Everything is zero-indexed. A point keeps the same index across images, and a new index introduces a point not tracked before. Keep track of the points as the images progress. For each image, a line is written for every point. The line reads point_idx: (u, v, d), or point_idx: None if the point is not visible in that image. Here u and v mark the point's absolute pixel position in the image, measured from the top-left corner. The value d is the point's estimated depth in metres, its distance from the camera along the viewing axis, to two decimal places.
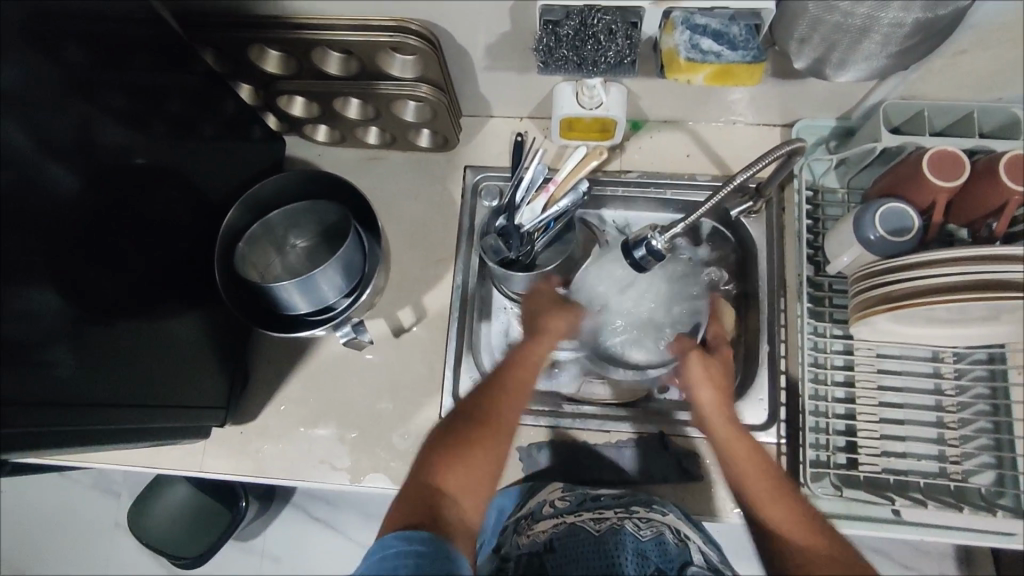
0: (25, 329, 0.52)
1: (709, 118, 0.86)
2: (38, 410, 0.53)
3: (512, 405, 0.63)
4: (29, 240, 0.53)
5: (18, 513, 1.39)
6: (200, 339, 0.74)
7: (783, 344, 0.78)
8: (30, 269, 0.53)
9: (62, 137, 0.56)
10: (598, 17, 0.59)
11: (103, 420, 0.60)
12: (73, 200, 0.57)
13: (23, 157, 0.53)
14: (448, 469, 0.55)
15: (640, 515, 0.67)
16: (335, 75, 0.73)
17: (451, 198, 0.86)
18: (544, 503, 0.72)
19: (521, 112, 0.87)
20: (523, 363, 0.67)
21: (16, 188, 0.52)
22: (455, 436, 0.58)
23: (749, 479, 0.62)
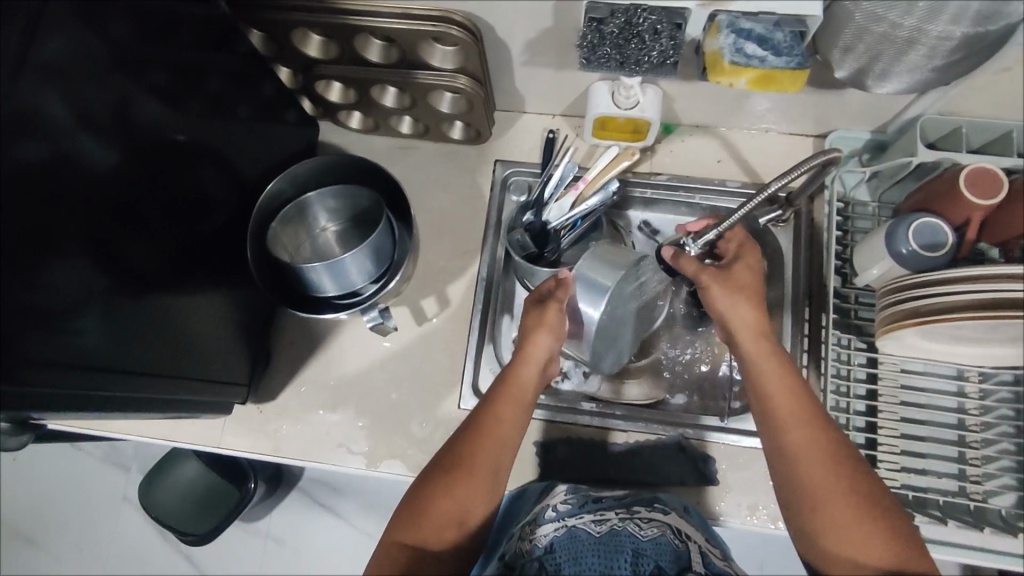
0: (54, 299, 0.52)
1: (741, 125, 0.86)
2: (65, 379, 0.54)
3: (487, 447, 0.63)
4: (61, 211, 0.53)
5: (28, 481, 1.42)
6: (224, 315, 0.75)
7: (805, 354, 0.78)
8: (65, 241, 0.53)
9: (101, 112, 0.56)
10: (643, 16, 0.59)
11: (120, 392, 0.60)
12: (106, 175, 0.57)
13: (70, 131, 0.53)
14: (422, 523, 0.60)
15: (642, 515, 0.67)
16: (376, 63, 0.74)
17: (479, 191, 0.87)
18: (546, 507, 0.70)
19: (554, 109, 0.87)
20: (509, 394, 0.66)
21: (51, 162, 0.52)
22: (426, 489, 0.61)
23: (796, 449, 0.59)
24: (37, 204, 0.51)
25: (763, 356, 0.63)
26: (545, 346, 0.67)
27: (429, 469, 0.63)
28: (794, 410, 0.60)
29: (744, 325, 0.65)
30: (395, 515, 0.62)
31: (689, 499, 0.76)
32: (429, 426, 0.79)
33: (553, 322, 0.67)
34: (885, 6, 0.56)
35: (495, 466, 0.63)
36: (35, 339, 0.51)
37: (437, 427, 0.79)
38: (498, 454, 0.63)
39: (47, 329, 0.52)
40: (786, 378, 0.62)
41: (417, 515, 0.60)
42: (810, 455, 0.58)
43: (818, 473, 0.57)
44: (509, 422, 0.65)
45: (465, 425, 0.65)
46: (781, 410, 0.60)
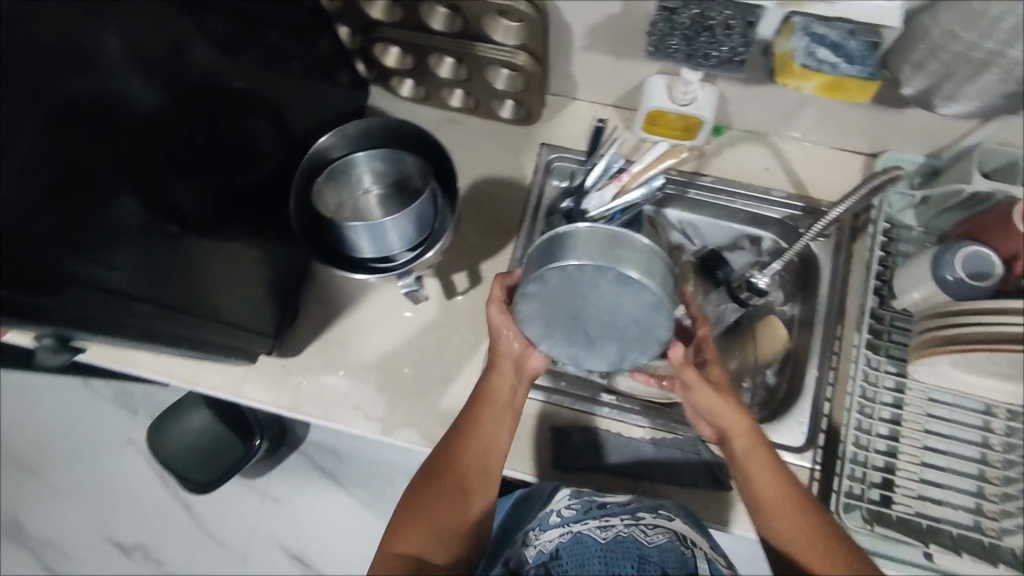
0: (100, 231, 0.53)
1: (793, 135, 0.85)
2: (107, 312, 0.55)
3: (472, 452, 0.66)
4: (109, 148, 0.53)
5: (41, 415, 1.44)
6: (257, 265, 0.75)
7: (832, 371, 0.78)
8: (112, 178, 0.54)
9: (157, 52, 0.56)
10: (718, 11, 0.59)
11: (156, 328, 0.60)
12: (155, 118, 0.57)
13: (116, 64, 0.52)
14: (418, 531, 0.63)
15: (647, 520, 0.66)
16: (437, 31, 0.73)
17: (522, 172, 0.86)
18: (550, 512, 0.70)
19: (605, 99, 0.86)
20: (490, 397, 0.68)
21: (104, 100, 0.52)
22: (419, 494, 0.65)
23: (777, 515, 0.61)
24: (83, 137, 0.51)
25: (740, 436, 0.64)
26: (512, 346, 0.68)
27: (421, 476, 0.67)
28: (774, 479, 0.62)
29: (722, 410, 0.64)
30: (393, 524, 0.65)
31: (698, 504, 0.76)
32: (448, 399, 0.79)
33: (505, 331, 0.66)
34: (965, 25, 0.55)
35: (483, 469, 0.67)
36: (67, 270, 0.51)
37: (456, 400, 0.79)
38: (483, 457, 0.67)
39: (77, 260, 0.52)
40: (760, 453, 0.63)
41: (414, 527, 0.63)
42: (794, 521, 0.60)
43: (799, 537, 0.60)
44: (494, 426, 0.67)
45: (453, 431, 0.68)
46: (759, 483, 0.63)
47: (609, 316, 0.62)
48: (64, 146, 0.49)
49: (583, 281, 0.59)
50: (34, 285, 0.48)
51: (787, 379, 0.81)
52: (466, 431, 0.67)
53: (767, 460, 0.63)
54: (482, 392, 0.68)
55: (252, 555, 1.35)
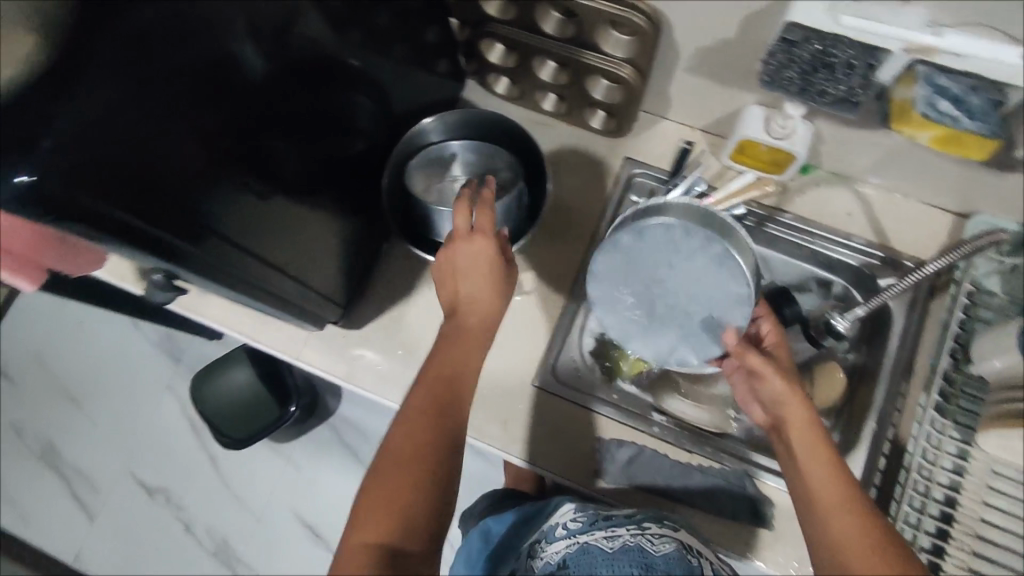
0: (217, 189, 0.55)
1: (882, 184, 0.84)
2: (220, 262, 0.58)
3: (441, 419, 0.57)
4: (222, 111, 0.54)
5: (90, 349, 1.50)
6: (341, 236, 0.77)
7: (893, 428, 0.75)
8: (224, 140, 0.55)
9: (268, 21, 0.56)
10: (842, 50, 0.58)
11: (262, 281, 0.64)
12: (264, 86, 0.58)
13: (246, 35, 0.54)
14: (386, 520, 0.51)
15: (653, 530, 0.66)
16: (549, 34, 0.75)
17: (602, 183, 0.87)
18: (557, 525, 0.74)
19: (696, 122, 0.86)
20: (450, 359, 0.61)
21: (217, 65, 0.52)
22: (382, 479, 0.54)
23: (835, 528, 0.53)
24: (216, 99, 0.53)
25: (801, 431, 0.58)
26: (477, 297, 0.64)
27: (379, 463, 0.55)
28: (837, 484, 0.54)
29: (788, 400, 0.60)
30: (352, 521, 0.53)
31: (734, 542, 0.75)
32: (502, 392, 0.81)
33: (468, 266, 0.64)
34: None
35: (455, 439, 0.57)
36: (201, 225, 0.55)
37: (509, 393, 0.81)
38: (452, 427, 0.57)
39: (209, 217, 0.55)
40: (824, 455, 0.56)
41: (382, 515, 0.52)
42: (857, 533, 0.51)
43: (865, 554, 0.50)
44: (461, 390, 0.60)
45: (411, 403, 0.58)
46: (821, 491, 0.54)
47: (678, 296, 0.73)
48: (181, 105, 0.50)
49: (679, 250, 0.72)
50: (178, 235, 0.53)
51: None
52: (431, 400, 0.58)
53: (829, 460, 0.56)
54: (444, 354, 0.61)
55: (267, 517, 1.38)
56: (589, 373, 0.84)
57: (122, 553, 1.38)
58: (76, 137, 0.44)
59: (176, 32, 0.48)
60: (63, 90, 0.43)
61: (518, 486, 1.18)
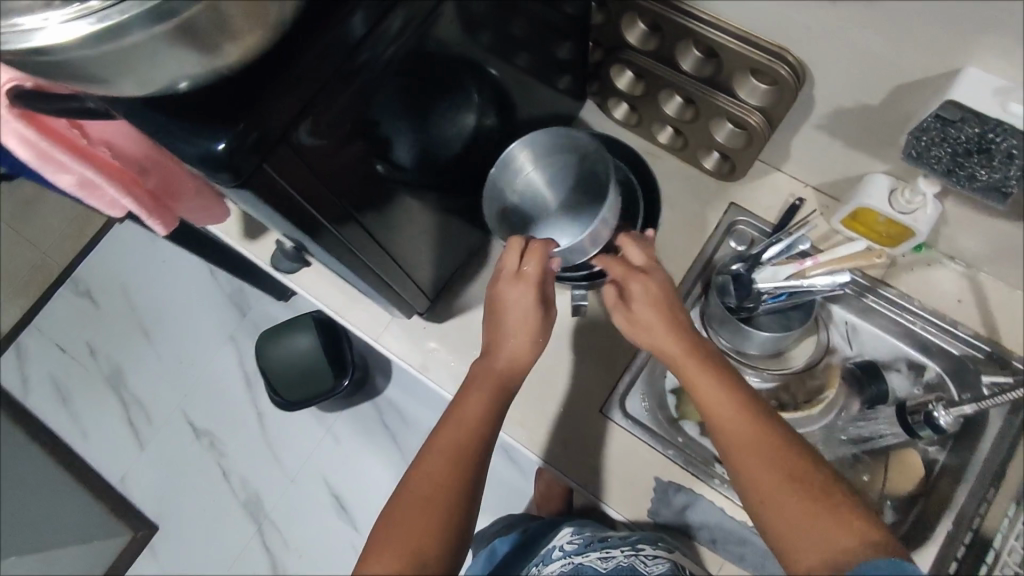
0: (367, 177, 0.57)
1: (1000, 276, 0.80)
2: (354, 244, 0.60)
3: (456, 438, 0.59)
4: (379, 108, 0.53)
5: (170, 288, 1.58)
6: (449, 235, 0.78)
7: (971, 532, 0.72)
8: (377, 134, 0.55)
9: (425, 24, 0.53)
10: (1003, 137, 0.55)
11: (375, 266, 0.66)
12: (417, 85, 0.56)
13: (405, 41, 0.52)
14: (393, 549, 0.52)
15: (647, 552, 0.74)
16: (683, 70, 0.75)
17: (703, 224, 0.86)
18: (555, 546, 0.85)
19: (811, 179, 0.84)
20: (484, 381, 0.64)
21: (380, 68, 0.51)
22: (399, 505, 0.55)
23: (742, 466, 0.54)
24: (401, 91, 0.55)
25: (689, 371, 0.59)
26: (523, 323, 0.64)
27: (399, 493, 0.57)
28: (729, 422, 0.56)
29: (659, 328, 0.61)
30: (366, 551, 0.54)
31: None
32: (567, 414, 0.80)
33: (519, 299, 0.64)
34: None
35: (472, 458, 0.58)
36: (355, 211, 0.57)
37: (573, 416, 0.80)
38: (467, 442, 0.59)
39: (360, 206, 0.58)
40: (714, 393, 0.58)
41: (393, 545, 0.53)
42: (752, 458, 0.54)
43: (760, 469, 0.53)
44: (482, 413, 0.61)
45: (442, 423, 0.61)
46: (717, 427, 0.57)
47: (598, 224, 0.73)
48: (348, 106, 0.50)
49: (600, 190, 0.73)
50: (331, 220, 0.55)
51: (915, 519, 0.77)
52: (448, 420, 0.61)
53: (707, 378, 0.58)
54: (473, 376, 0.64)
55: (300, 480, 1.42)
56: (656, 411, 0.82)
57: (162, 485, 1.45)
58: (275, 122, 0.46)
59: (384, 29, 0.50)
60: (275, 76, 0.46)
61: (548, 504, 1.17)
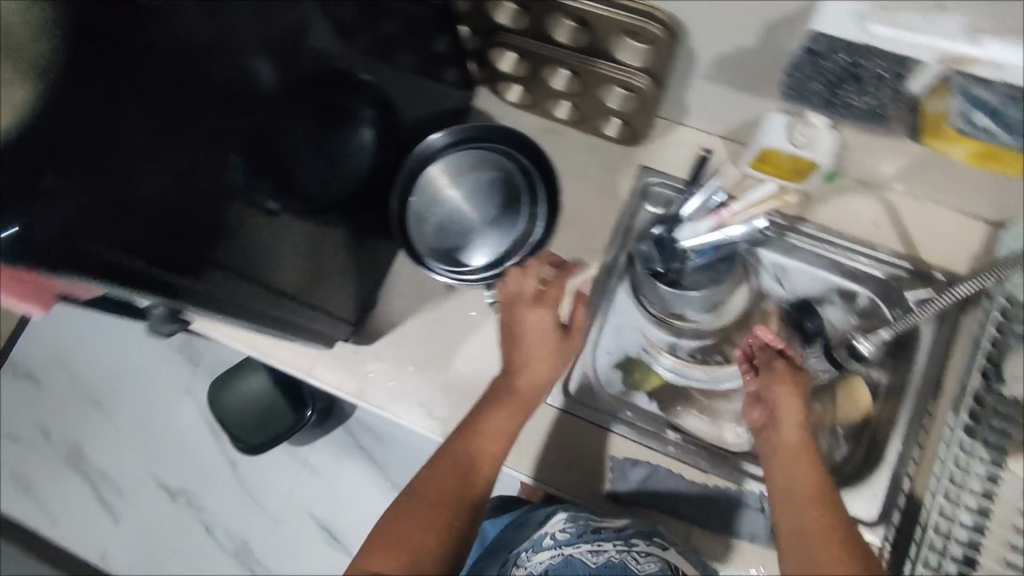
0: (220, 204, 0.56)
1: (911, 190, 0.80)
2: (219, 284, 0.58)
3: (473, 455, 0.63)
4: (228, 124, 0.55)
5: (114, 353, 1.52)
6: (348, 255, 0.76)
7: (917, 449, 0.74)
8: (231, 153, 0.56)
9: (275, 34, 0.56)
10: (870, 62, 0.56)
11: (260, 305, 0.63)
12: (268, 95, 0.58)
13: (258, 52, 0.55)
14: (393, 545, 0.58)
15: (640, 548, 0.67)
16: (561, 44, 0.72)
17: (616, 194, 0.84)
18: (544, 533, 0.72)
19: (714, 129, 0.83)
20: (504, 403, 0.66)
21: (226, 80, 0.53)
22: (410, 499, 0.61)
23: (802, 539, 0.55)
24: (211, 117, 0.53)
25: (788, 454, 0.60)
26: (545, 364, 0.66)
27: (410, 487, 0.62)
28: (801, 498, 0.57)
29: (790, 419, 0.62)
30: (368, 543, 0.59)
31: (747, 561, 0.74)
32: None
33: (543, 345, 0.66)
34: None
35: (485, 471, 0.63)
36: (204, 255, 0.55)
37: (520, 414, 0.79)
38: (481, 456, 0.63)
39: (218, 241, 0.57)
40: (794, 470, 0.59)
41: (395, 541, 0.58)
42: (817, 537, 0.54)
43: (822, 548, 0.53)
44: (503, 430, 0.65)
45: (460, 430, 0.65)
46: (786, 497, 0.58)
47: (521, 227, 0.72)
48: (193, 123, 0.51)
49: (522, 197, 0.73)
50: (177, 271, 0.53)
51: (866, 447, 0.78)
52: (465, 432, 0.65)
53: (799, 457, 0.60)
54: (488, 394, 0.66)
55: (285, 519, 1.40)
56: (604, 388, 0.84)
57: (146, 553, 1.42)
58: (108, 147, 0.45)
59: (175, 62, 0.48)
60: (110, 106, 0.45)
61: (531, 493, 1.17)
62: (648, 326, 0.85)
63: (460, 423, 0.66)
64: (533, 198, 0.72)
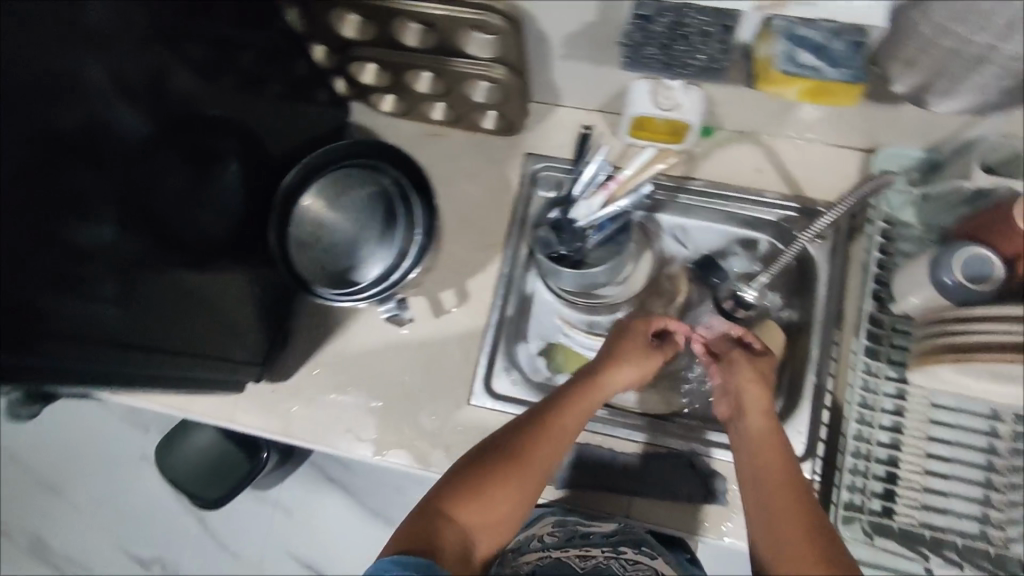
0: (86, 262, 0.55)
1: (785, 133, 0.82)
2: (92, 349, 0.56)
3: (543, 448, 0.63)
4: (94, 177, 0.55)
5: (59, 434, 1.47)
6: (244, 295, 0.74)
7: (830, 378, 0.76)
8: (98, 206, 0.56)
9: (137, 81, 0.59)
10: (693, 18, 0.56)
11: (145, 365, 0.61)
12: (137, 144, 0.60)
13: (119, 97, 0.57)
14: (466, 504, 0.60)
15: (628, 555, 0.74)
16: (412, 48, 0.72)
17: (507, 185, 0.85)
18: (532, 536, 0.76)
19: (590, 105, 0.84)
20: (581, 399, 0.67)
21: (89, 128, 0.55)
22: (475, 470, 0.62)
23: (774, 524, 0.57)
24: (76, 173, 0.54)
25: (761, 441, 0.62)
26: (624, 374, 0.69)
27: (473, 463, 0.63)
28: (774, 482, 0.59)
29: (755, 406, 0.64)
30: (434, 495, 0.61)
31: (689, 523, 0.75)
32: (439, 420, 0.78)
33: (634, 366, 0.69)
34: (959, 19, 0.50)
35: (546, 462, 0.63)
36: (42, 311, 0.51)
37: (447, 421, 0.78)
38: (548, 454, 0.64)
39: (87, 300, 0.55)
40: (771, 455, 0.61)
41: (468, 498, 0.60)
42: (788, 521, 0.56)
43: (791, 532, 0.56)
44: (571, 428, 0.65)
45: (528, 417, 0.66)
46: (760, 481, 0.60)
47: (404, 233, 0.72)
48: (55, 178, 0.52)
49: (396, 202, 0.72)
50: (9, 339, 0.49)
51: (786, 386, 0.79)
52: (536, 424, 0.64)
53: (772, 447, 0.62)
54: (573, 390, 0.67)
55: (266, 565, 1.38)
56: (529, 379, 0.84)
57: None
58: None
59: (20, 115, 0.49)
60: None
61: None
62: (560, 307, 0.85)
63: (528, 411, 0.66)
64: (408, 205, 0.72)
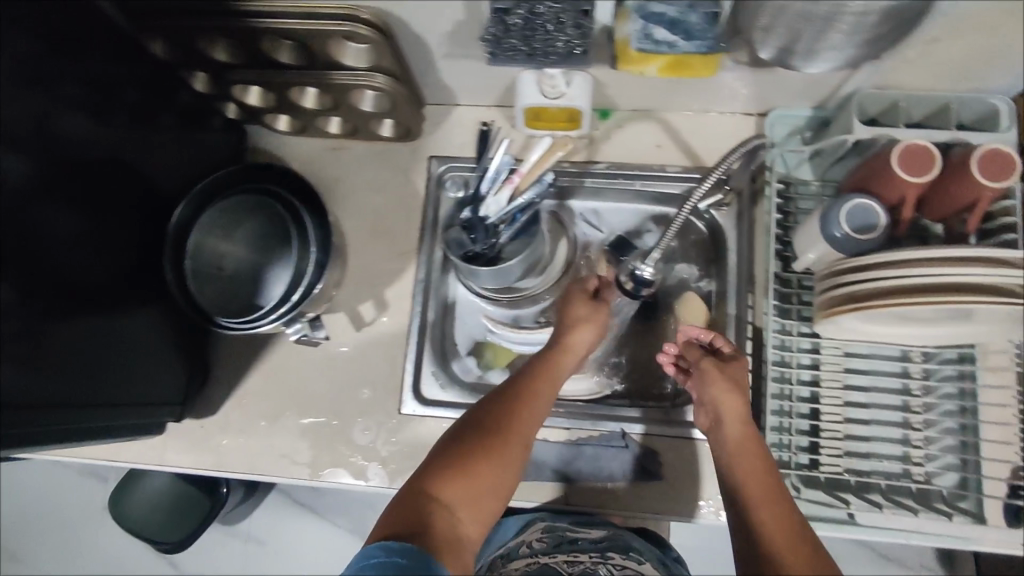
0: None
1: (680, 107, 0.83)
2: None
3: (525, 420, 0.60)
4: None
5: (14, 497, 1.43)
6: (156, 337, 0.72)
7: (749, 341, 0.77)
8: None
9: (14, 128, 0.56)
10: (547, 6, 0.58)
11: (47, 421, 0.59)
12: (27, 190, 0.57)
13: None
14: (454, 481, 0.54)
15: (614, 561, 0.81)
16: (288, 65, 0.71)
17: (415, 190, 0.84)
18: (521, 544, 0.82)
19: (487, 101, 0.84)
20: (547, 368, 0.65)
21: None
22: (453, 446, 0.57)
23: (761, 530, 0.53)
24: None
25: (744, 447, 0.59)
26: (583, 340, 0.69)
27: (451, 439, 0.58)
28: (757, 483, 0.56)
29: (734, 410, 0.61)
30: (415, 476, 0.55)
31: (624, 503, 0.75)
32: (372, 433, 0.78)
33: (586, 339, 0.68)
34: None
35: (528, 430, 0.60)
36: None
37: (379, 433, 0.78)
38: (529, 424, 0.61)
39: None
40: (751, 459, 0.58)
41: (455, 471, 0.55)
42: (772, 524, 0.53)
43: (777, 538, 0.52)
44: (546, 394, 0.64)
45: (504, 390, 0.63)
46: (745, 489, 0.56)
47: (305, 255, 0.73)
48: None
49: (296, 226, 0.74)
50: None
51: None
52: (512, 396, 0.62)
53: (751, 451, 0.59)
54: (541, 360, 0.66)
55: None
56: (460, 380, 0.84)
57: None
58: None
59: None
60: None
61: None
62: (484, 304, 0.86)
63: (502, 384, 0.64)
64: (305, 225, 0.73)
